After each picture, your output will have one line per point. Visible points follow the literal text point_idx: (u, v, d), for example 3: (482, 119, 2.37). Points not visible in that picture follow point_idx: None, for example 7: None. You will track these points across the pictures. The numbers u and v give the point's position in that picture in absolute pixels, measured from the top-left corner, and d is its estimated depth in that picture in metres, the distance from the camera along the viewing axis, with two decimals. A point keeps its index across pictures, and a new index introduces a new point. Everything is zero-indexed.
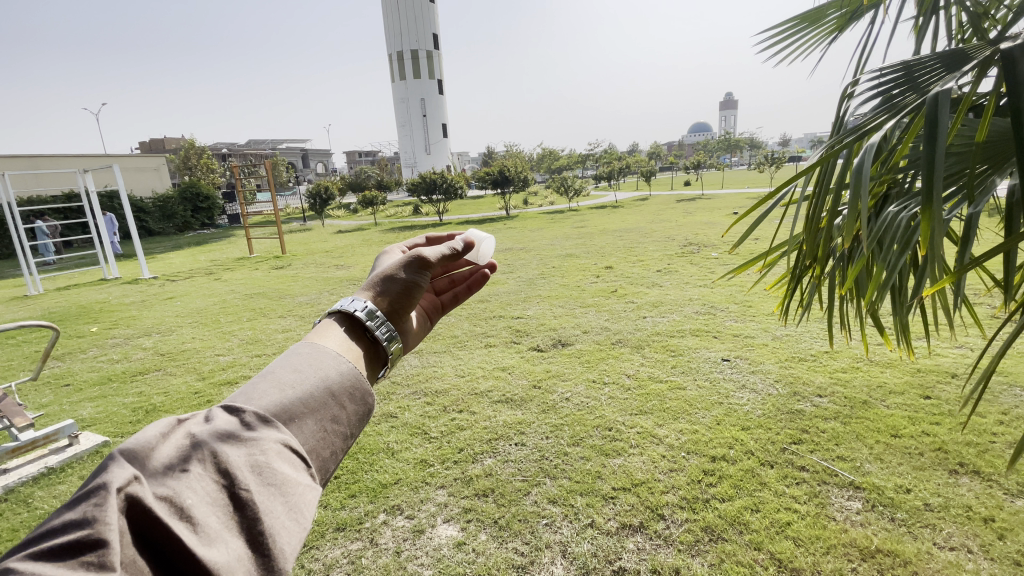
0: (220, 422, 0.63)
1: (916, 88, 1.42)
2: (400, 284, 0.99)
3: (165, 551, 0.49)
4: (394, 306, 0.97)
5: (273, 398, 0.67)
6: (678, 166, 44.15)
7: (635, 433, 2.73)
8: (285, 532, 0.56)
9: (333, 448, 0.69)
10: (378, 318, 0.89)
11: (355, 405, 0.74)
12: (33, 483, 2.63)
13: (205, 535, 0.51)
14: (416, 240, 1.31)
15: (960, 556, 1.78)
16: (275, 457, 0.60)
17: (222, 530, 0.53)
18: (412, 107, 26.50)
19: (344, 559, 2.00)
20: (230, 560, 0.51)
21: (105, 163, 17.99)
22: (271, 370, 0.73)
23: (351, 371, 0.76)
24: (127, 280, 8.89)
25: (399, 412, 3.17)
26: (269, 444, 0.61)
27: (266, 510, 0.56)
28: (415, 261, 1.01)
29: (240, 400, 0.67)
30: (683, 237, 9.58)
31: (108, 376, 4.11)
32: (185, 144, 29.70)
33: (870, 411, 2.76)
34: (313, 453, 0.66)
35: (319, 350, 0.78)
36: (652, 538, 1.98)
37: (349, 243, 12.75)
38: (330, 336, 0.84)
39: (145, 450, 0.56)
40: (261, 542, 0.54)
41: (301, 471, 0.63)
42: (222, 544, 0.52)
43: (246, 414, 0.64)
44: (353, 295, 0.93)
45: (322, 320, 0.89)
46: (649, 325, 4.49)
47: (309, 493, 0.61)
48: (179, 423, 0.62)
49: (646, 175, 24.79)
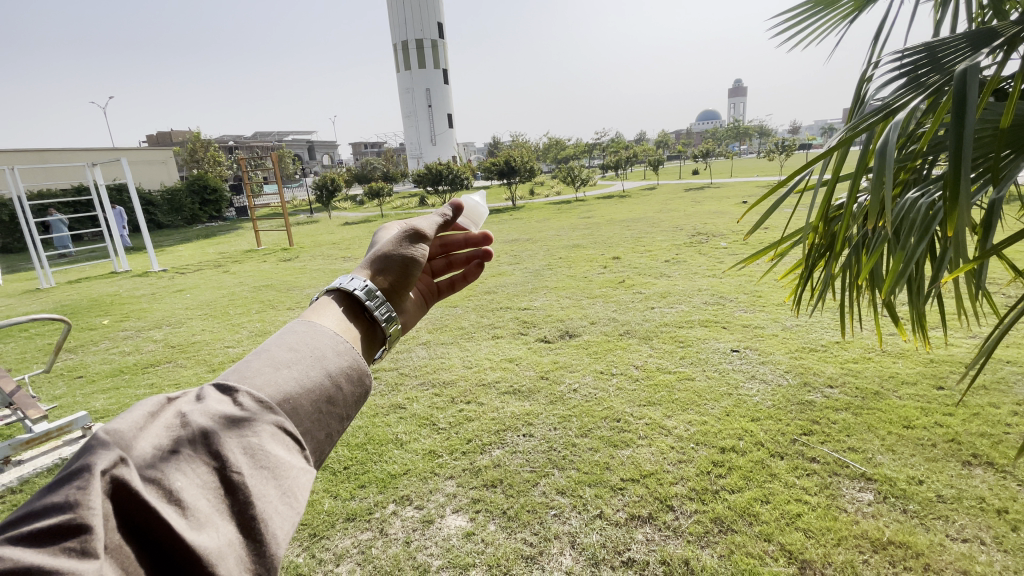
0: (212, 401, 0.61)
1: (941, 68, 1.38)
2: (399, 262, 0.98)
3: (153, 534, 0.49)
4: (394, 285, 0.96)
5: (267, 377, 0.66)
6: (685, 155, 43.62)
7: (643, 424, 2.72)
8: (278, 517, 0.56)
9: (329, 429, 0.68)
10: (378, 297, 0.88)
11: (353, 386, 0.73)
12: (47, 474, 2.67)
13: (195, 520, 0.51)
14: (414, 218, 1.29)
15: (973, 548, 1.77)
16: (269, 440, 0.59)
17: (212, 514, 0.52)
18: (416, 97, 26.37)
19: (354, 548, 2.02)
20: (221, 545, 0.51)
21: (112, 157, 18.09)
22: (267, 349, 0.71)
23: (350, 350, 0.75)
24: (137, 273, 8.97)
25: (407, 403, 3.18)
26: (262, 426, 0.60)
27: (258, 494, 0.55)
28: (412, 235, 1.00)
29: (233, 378, 0.66)
30: (691, 226, 9.49)
31: (120, 368, 4.16)
32: (191, 137, 29.83)
33: (882, 402, 2.73)
34: (308, 434, 0.66)
35: (317, 329, 0.76)
36: (661, 529, 1.98)
37: (356, 235, 12.75)
38: (328, 315, 0.83)
39: (132, 430, 0.54)
40: (253, 527, 0.54)
41: (296, 454, 0.62)
42: (212, 529, 0.51)
43: (239, 393, 0.63)
44: (352, 273, 0.92)
45: (320, 297, 0.89)
46: (657, 316, 4.46)
47: (303, 477, 0.60)
48: (170, 401, 0.61)
49: (653, 166, 24.48)
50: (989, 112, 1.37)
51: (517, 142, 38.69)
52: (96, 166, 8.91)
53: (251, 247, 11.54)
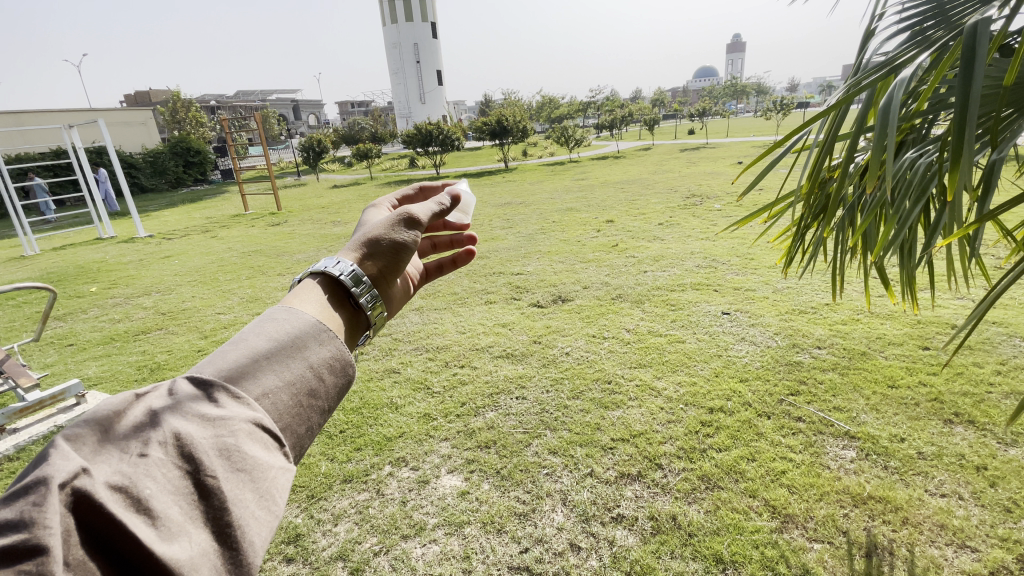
0: (185, 399, 0.60)
1: (948, 20, 1.33)
2: (388, 246, 0.95)
3: (118, 549, 0.47)
4: (383, 270, 0.93)
5: (243, 371, 0.64)
6: (682, 113, 42.65)
7: (634, 385, 2.76)
8: (255, 522, 0.55)
9: (309, 423, 0.68)
10: (364, 283, 0.86)
11: (334, 377, 0.72)
12: (43, 441, 2.70)
13: (166, 529, 0.49)
14: (401, 195, 1.25)
15: (950, 503, 1.84)
16: (245, 440, 0.58)
17: (185, 522, 0.51)
18: (405, 53, 25.51)
19: (352, 509, 2.07)
20: (194, 555, 0.49)
21: (90, 118, 17.44)
22: (244, 337, 0.70)
23: (331, 340, 0.74)
24: (123, 239, 8.82)
25: (401, 367, 3.21)
26: (238, 425, 0.59)
27: (234, 499, 0.54)
28: (405, 221, 0.96)
29: (207, 370, 0.65)
30: (686, 188, 9.39)
31: (111, 335, 4.14)
32: (172, 95, 28.75)
33: (868, 362, 2.78)
34: (287, 430, 0.65)
35: (297, 316, 0.75)
36: (650, 487, 2.03)
37: (346, 198, 12.53)
38: (309, 300, 0.81)
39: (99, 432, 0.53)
40: (228, 533, 0.53)
41: (276, 452, 0.61)
42: (185, 537, 0.50)
43: (213, 389, 0.61)
44: (338, 255, 0.89)
45: (303, 279, 0.87)
46: (649, 280, 4.47)
47: (282, 477, 0.59)
48: (140, 399, 0.60)
49: (649, 123, 23.82)
50: (995, 68, 1.32)
51: (509, 101, 37.57)
52: (72, 129, 8.58)
53: (239, 211, 11.33)
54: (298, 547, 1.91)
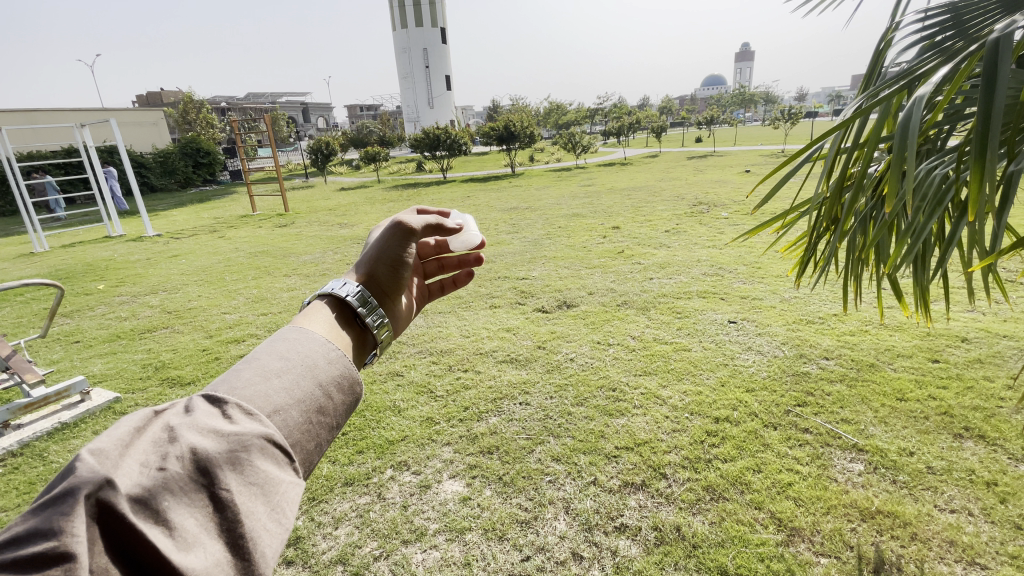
0: (200, 414, 0.59)
1: (967, 31, 1.32)
2: (387, 263, 0.95)
3: (140, 559, 0.47)
4: (383, 288, 0.94)
5: (255, 388, 0.64)
6: (692, 119, 42.42)
7: (639, 393, 2.74)
8: (266, 535, 0.54)
9: (318, 439, 0.66)
10: (369, 304, 0.86)
11: (342, 395, 0.71)
12: (47, 437, 2.70)
13: (183, 540, 0.49)
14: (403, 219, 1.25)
15: (960, 519, 1.80)
16: (257, 455, 0.57)
17: (200, 533, 0.50)
18: (414, 58, 25.77)
19: (352, 512, 2.05)
20: (209, 566, 0.49)
21: (102, 117, 17.63)
22: (255, 357, 0.69)
23: (340, 359, 0.73)
24: (131, 237, 8.88)
25: (404, 370, 3.20)
26: (251, 440, 0.58)
27: (247, 511, 0.53)
28: (396, 231, 0.95)
29: (221, 389, 0.64)
30: (694, 196, 9.34)
31: (117, 333, 4.16)
32: (184, 98, 29.10)
33: (877, 374, 2.75)
34: (297, 446, 0.64)
35: (307, 336, 0.74)
36: (653, 496, 2.01)
37: (353, 201, 12.57)
38: (318, 319, 0.80)
39: (117, 448, 0.52)
40: (241, 546, 0.52)
41: (286, 467, 0.60)
42: (200, 549, 0.49)
43: (227, 405, 0.60)
44: (343, 277, 0.89)
45: (311, 301, 0.86)
46: (656, 287, 4.44)
47: (292, 491, 0.58)
48: (157, 414, 0.59)
49: (657, 131, 23.72)
50: None
51: (517, 107, 37.66)
52: (84, 127, 8.64)
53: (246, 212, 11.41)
54: (298, 550, 1.89)
